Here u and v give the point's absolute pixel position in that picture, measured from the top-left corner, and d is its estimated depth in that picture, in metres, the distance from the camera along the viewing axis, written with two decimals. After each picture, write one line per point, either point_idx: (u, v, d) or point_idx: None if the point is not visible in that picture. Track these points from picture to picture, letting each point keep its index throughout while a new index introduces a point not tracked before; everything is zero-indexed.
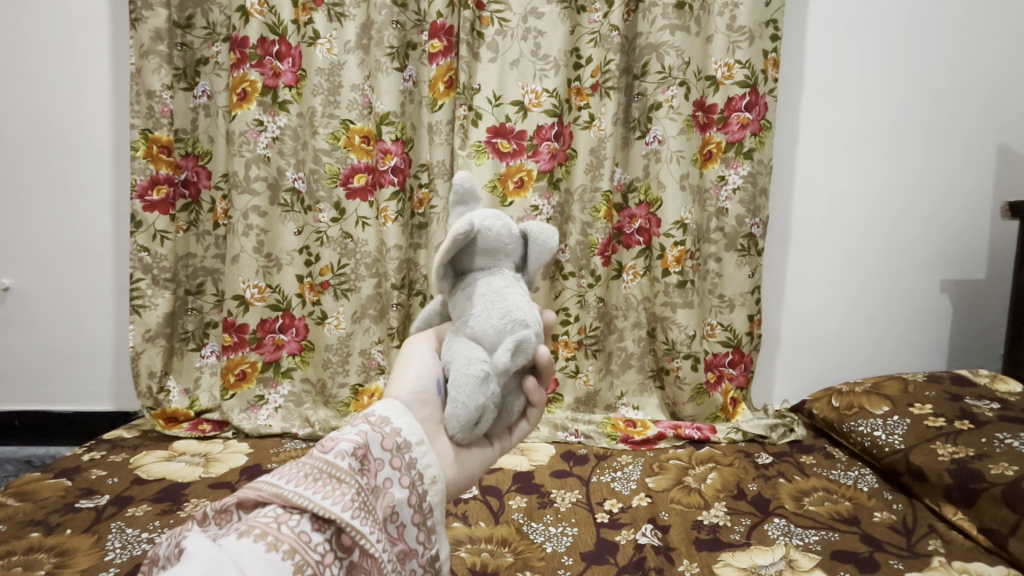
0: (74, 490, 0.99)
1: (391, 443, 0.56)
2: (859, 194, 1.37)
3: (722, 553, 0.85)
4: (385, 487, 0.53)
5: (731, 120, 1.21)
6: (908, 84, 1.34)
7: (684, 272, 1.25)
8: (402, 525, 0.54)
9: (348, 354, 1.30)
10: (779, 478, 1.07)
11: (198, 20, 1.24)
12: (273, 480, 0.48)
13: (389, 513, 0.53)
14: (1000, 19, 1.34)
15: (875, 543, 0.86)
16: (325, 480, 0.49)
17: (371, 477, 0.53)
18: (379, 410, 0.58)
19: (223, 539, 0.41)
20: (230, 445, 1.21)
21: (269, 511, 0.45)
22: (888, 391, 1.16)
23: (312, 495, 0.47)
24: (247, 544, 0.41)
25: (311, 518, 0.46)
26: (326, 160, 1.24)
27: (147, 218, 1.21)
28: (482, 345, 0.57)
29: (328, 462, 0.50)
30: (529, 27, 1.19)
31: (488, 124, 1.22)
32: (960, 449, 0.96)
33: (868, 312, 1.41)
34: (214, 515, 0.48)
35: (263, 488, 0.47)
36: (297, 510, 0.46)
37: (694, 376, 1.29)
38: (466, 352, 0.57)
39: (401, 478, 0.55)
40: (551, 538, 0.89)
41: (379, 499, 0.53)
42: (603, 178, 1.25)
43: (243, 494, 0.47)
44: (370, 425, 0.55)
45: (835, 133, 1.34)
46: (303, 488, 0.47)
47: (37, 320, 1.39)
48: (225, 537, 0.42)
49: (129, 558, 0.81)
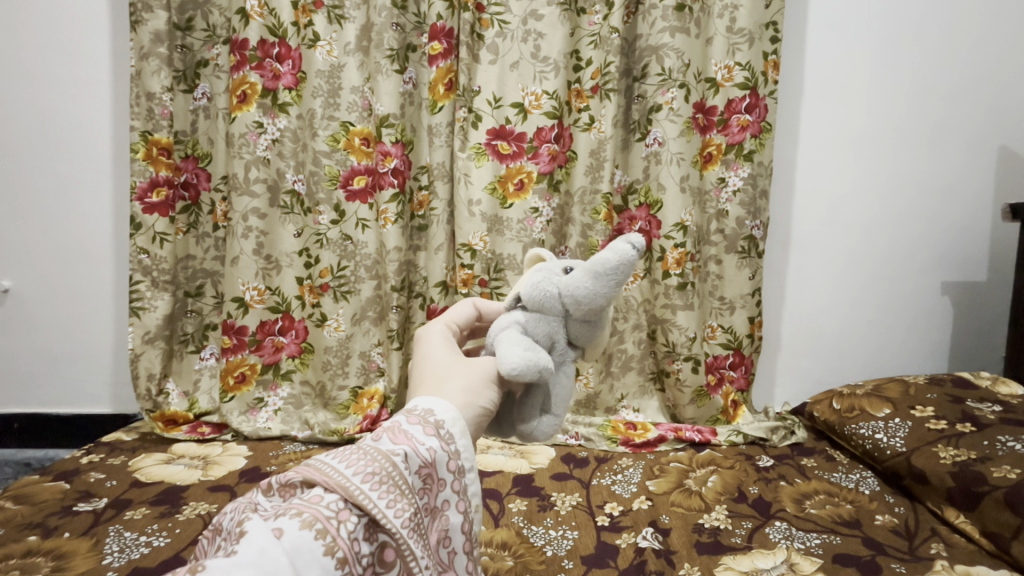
0: (73, 492, 0.99)
1: (454, 465, 0.51)
2: (863, 195, 1.37)
3: (723, 556, 0.84)
4: (442, 509, 0.50)
5: (731, 122, 1.21)
6: (914, 86, 1.34)
7: (684, 274, 1.25)
8: (454, 552, 0.51)
9: (347, 357, 1.29)
10: (780, 481, 1.06)
11: (198, 23, 1.24)
12: (340, 468, 0.44)
13: (441, 537, 0.50)
14: (1004, 23, 1.34)
15: (878, 547, 0.86)
16: (390, 487, 0.45)
17: (431, 496, 0.50)
18: (450, 423, 0.51)
19: (286, 528, 0.39)
20: (229, 448, 1.20)
21: (332, 504, 0.42)
22: (890, 394, 1.16)
23: (377, 500, 0.43)
24: (309, 540, 0.39)
25: (366, 524, 0.43)
26: (326, 162, 1.24)
27: (146, 220, 1.21)
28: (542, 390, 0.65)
29: (397, 467, 0.46)
30: (529, 29, 1.20)
31: (488, 126, 1.22)
32: (962, 451, 0.96)
33: (870, 314, 1.41)
34: (278, 487, 0.46)
35: (331, 474, 0.44)
36: (357, 510, 0.43)
37: (694, 379, 1.28)
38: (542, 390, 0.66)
39: (459, 503, 0.51)
40: (551, 542, 0.88)
41: (434, 520, 0.50)
42: (603, 180, 1.24)
43: (310, 474, 0.44)
44: (439, 442, 0.50)
45: (839, 135, 1.34)
46: (370, 489, 0.43)
47: (36, 322, 1.39)
48: (287, 522, 0.39)
49: (127, 562, 0.80)
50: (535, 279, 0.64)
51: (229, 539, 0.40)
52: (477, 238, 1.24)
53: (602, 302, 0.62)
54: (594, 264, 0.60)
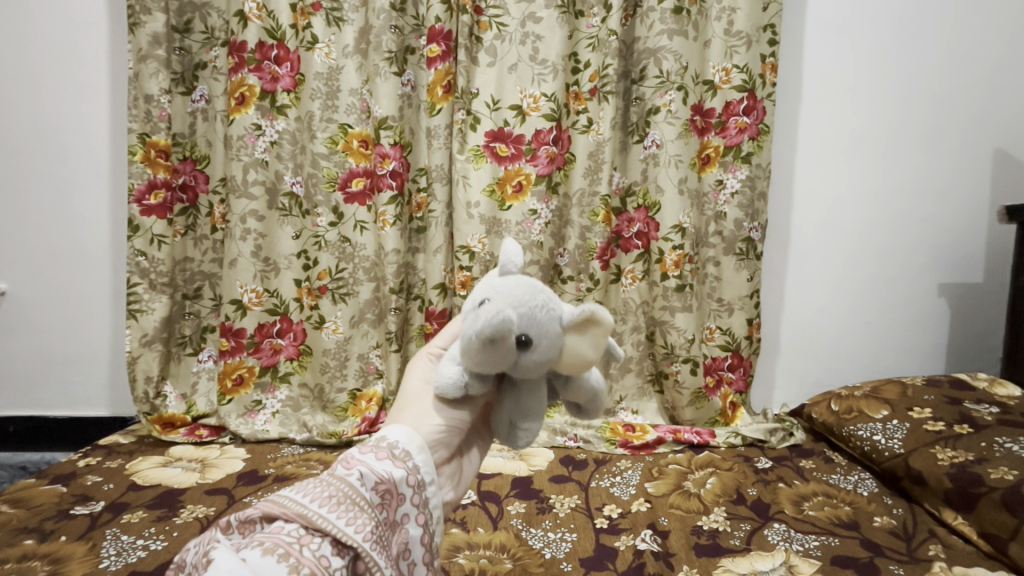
0: (69, 496, 0.98)
1: (414, 479, 0.54)
2: (858, 197, 1.37)
3: (722, 558, 0.84)
4: (402, 523, 0.53)
5: (729, 124, 1.22)
6: (905, 88, 1.35)
7: (683, 276, 1.25)
8: (414, 563, 0.54)
9: (346, 359, 1.29)
10: (779, 482, 1.06)
11: (196, 25, 1.24)
12: (298, 497, 0.49)
13: (402, 549, 0.53)
14: (994, 23, 1.35)
15: (876, 549, 0.86)
16: (349, 506, 0.49)
17: (390, 511, 0.53)
18: (404, 442, 0.56)
19: (249, 554, 0.43)
20: (227, 450, 1.20)
21: (292, 531, 0.46)
22: (888, 395, 1.16)
23: (336, 520, 0.47)
24: (272, 564, 0.43)
25: (331, 542, 0.47)
26: (325, 164, 1.23)
27: (144, 222, 1.21)
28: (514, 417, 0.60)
29: (353, 486, 0.50)
30: (528, 31, 1.20)
31: (487, 128, 1.22)
32: (960, 453, 0.96)
33: (867, 315, 1.41)
34: (238, 522, 0.50)
35: (289, 504, 0.48)
36: (319, 533, 0.47)
37: (693, 380, 1.28)
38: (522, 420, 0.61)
39: (418, 515, 0.54)
40: (549, 544, 0.88)
41: (395, 534, 0.53)
42: (602, 183, 1.25)
43: (268, 506, 0.48)
44: (395, 460, 0.54)
45: (834, 136, 1.35)
46: (328, 511, 0.48)
47: (34, 324, 1.39)
48: (249, 553, 0.43)
49: (125, 566, 0.80)
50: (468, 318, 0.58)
51: (199, 569, 0.45)
52: (475, 241, 1.25)
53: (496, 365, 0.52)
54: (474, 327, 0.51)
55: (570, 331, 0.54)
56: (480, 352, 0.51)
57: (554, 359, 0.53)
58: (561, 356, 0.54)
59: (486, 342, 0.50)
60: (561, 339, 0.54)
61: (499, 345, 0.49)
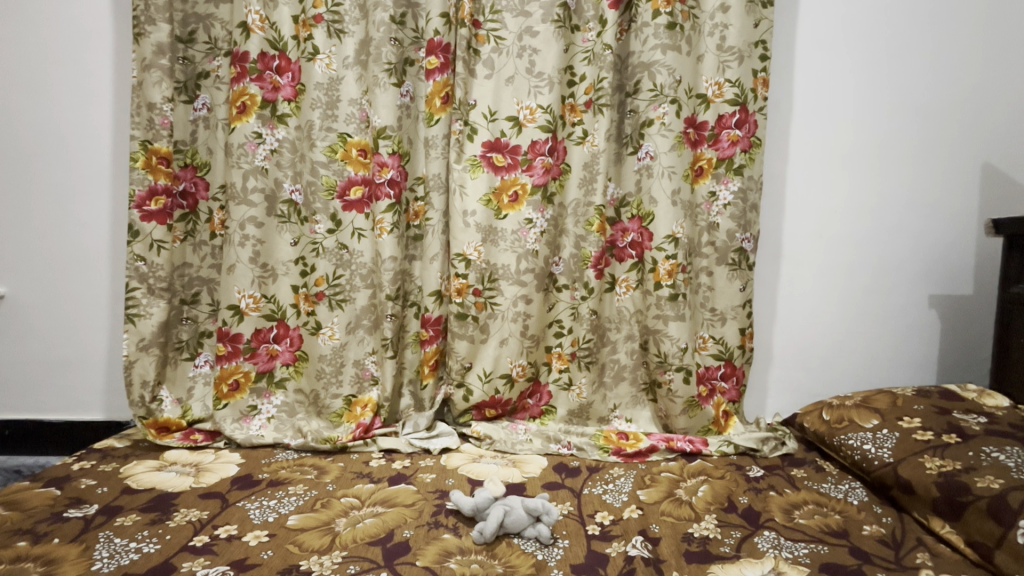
0: (63, 499, 0.99)
1: None
2: (845, 210, 1.39)
3: (711, 565, 0.85)
4: None
5: (721, 137, 1.24)
6: (896, 104, 1.38)
7: (675, 285, 1.26)
8: None
9: (341, 365, 1.30)
10: (770, 491, 1.07)
11: (200, 35, 1.27)
12: None
13: None
14: (968, 37, 1.37)
15: (864, 556, 0.86)
16: None
17: None
18: None
19: None
20: (222, 455, 1.20)
21: None
22: (878, 405, 1.17)
23: None
24: None
25: None
26: (324, 172, 1.26)
27: (144, 227, 1.22)
28: (523, 516, 0.91)
29: None
30: (524, 45, 1.23)
31: (483, 138, 1.25)
32: (948, 462, 0.97)
33: (858, 326, 1.43)
34: None
35: None
36: None
37: (685, 389, 1.29)
38: (526, 511, 0.92)
39: None
40: (542, 549, 0.89)
41: None
42: (596, 193, 1.28)
43: None
44: None
45: (824, 151, 1.37)
46: None
47: (34, 327, 1.39)
48: None
49: (117, 568, 0.81)
50: (513, 514, 0.91)
51: None
52: (471, 248, 1.27)
53: (517, 520, 0.91)
54: (530, 508, 0.92)
55: (522, 518, 0.91)
56: (515, 520, 0.91)
57: (524, 515, 0.91)
58: (511, 516, 0.91)
59: (519, 518, 0.91)
60: (518, 519, 0.91)
61: (525, 519, 0.92)
